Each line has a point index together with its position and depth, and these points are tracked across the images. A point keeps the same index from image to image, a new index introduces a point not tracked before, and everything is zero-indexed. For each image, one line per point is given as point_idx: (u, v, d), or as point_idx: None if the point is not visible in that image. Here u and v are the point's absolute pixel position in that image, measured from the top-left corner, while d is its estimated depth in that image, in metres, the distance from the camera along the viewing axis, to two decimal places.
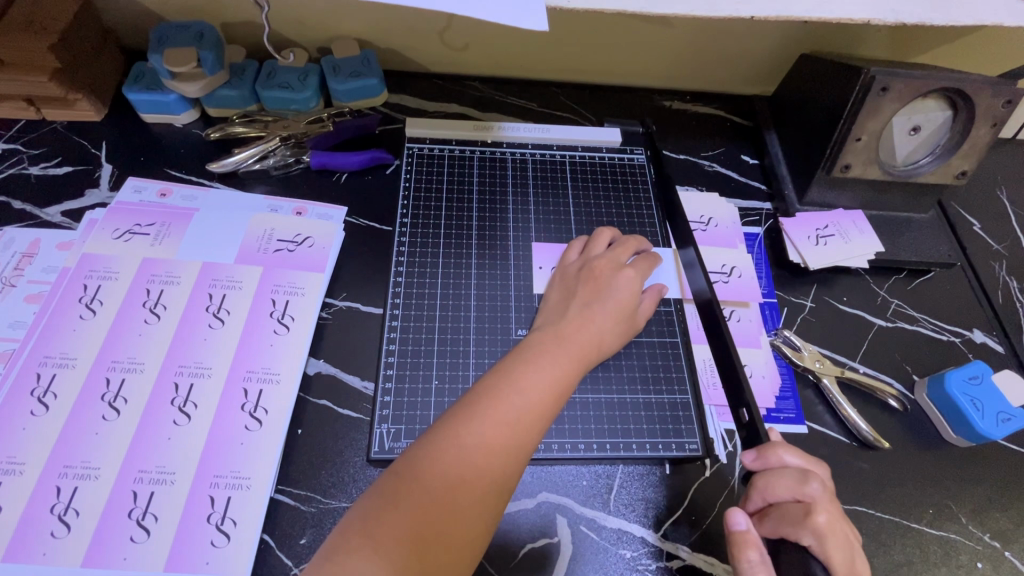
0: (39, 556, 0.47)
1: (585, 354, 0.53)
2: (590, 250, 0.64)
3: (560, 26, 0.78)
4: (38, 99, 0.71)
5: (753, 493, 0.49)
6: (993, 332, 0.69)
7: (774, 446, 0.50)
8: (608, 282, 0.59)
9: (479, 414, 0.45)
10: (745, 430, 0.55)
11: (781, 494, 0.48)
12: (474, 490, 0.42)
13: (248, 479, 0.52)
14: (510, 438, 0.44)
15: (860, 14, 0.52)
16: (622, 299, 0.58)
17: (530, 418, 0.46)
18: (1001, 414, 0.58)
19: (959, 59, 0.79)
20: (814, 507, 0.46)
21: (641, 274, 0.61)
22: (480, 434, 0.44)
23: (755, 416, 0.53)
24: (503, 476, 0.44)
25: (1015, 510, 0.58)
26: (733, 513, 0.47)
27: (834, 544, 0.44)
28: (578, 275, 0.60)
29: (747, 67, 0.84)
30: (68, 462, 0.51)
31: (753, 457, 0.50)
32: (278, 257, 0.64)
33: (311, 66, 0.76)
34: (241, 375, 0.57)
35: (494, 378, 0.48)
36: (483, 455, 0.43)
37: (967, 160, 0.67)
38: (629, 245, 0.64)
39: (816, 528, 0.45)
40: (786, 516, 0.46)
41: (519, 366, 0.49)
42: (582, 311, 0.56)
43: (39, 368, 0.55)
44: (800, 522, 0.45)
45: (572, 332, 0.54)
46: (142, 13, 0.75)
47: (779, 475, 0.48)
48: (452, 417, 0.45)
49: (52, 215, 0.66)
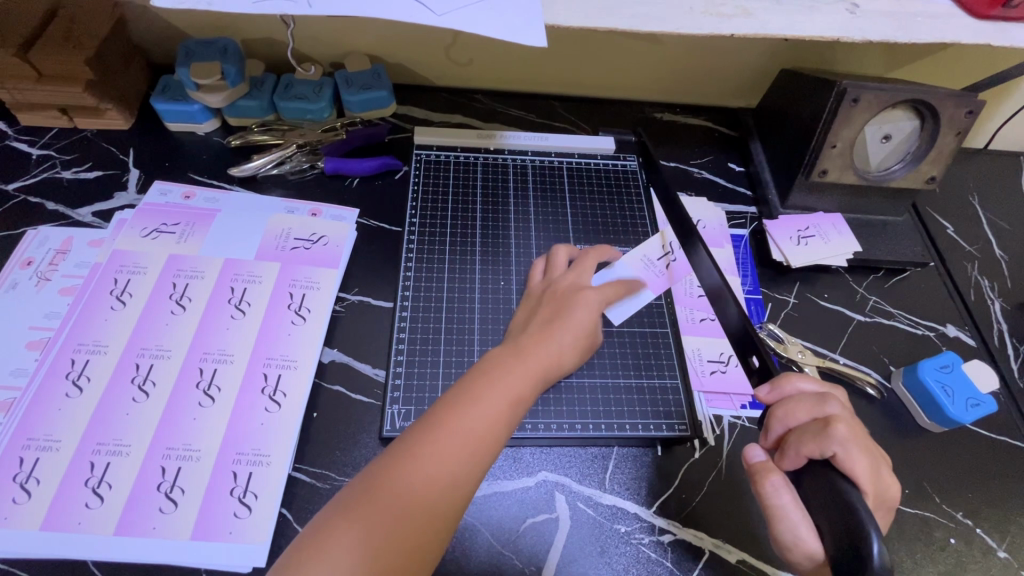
0: (75, 524, 0.51)
1: (544, 369, 0.53)
2: (552, 271, 0.66)
3: (558, 43, 0.84)
4: (72, 109, 0.76)
5: (773, 422, 0.49)
6: (965, 327, 0.73)
7: (789, 376, 0.51)
8: (569, 300, 0.60)
9: (433, 432, 0.45)
10: (757, 375, 0.58)
11: (800, 417, 0.47)
12: (426, 509, 0.43)
13: (268, 456, 0.56)
14: (463, 454, 0.45)
15: (830, 32, 0.57)
16: (582, 319, 0.58)
17: (486, 434, 0.46)
18: (970, 400, 0.62)
19: (929, 72, 0.85)
20: (834, 418, 0.45)
21: (601, 295, 0.62)
22: (433, 453, 0.44)
23: (766, 359, 0.56)
24: (455, 493, 0.44)
25: (986, 490, 0.62)
26: (750, 448, 0.49)
27: (856, 453, 0.43)
28: (542, 295, 0.62)
29: (733, 82, 0.89)
30: (102, 439, 0.55)
31: (768, 389, 0.51)
32: (296, 254, 0.69)
33: (325, 79, 0.81)
34: (262, 361, 0.61)
35: (451, 393, 0.48)
36: (435, 474, 0.44)
37: (936, 166, 0.72)
38: (589, 262, 0.65)
39: (838, 437, 0.43)
40: (807, 431, 0.45)
41: (486, 374, 0.50)
42: (543, 328, 0.57)
43: (73, 354, 0.59)
44: (824, 436, 0.44)
45: (531, 346, 0.54)
46: (169, 29, 0.80)
47: (798, 401, 0.48)
48: (415, 429, 0.46)
49: (84, 216, 0.71)
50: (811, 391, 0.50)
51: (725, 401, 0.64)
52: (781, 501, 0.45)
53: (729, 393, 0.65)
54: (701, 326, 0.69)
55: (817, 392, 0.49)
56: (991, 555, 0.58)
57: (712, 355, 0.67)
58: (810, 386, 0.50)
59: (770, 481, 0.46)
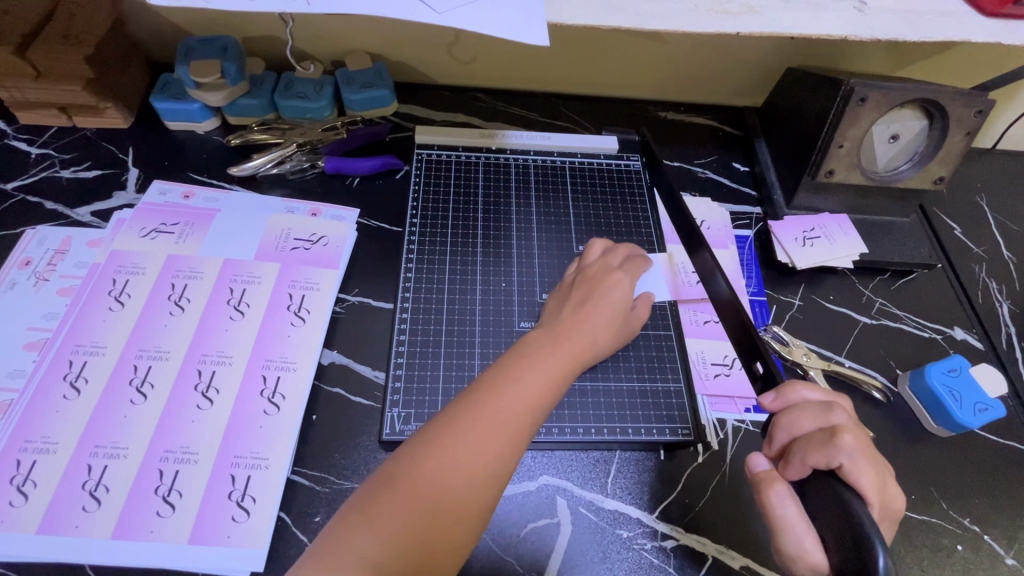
0: (72, 528, 0.51)
1: (578, 356, 0.53)
2: (585, 258, 0.65)
3: (561, 41, 0.83)
4: (71, 108, 0.76)
5: (777, 431, 0.48)
6: (972, 329, 0.72)
7: (794, 384, 0.50)
8: (599, 285, 0.60)
9: (468, 418, 0.44)
10: (762, 381, 0.57)
11: (806, 426, 0.47)
12: (462, 495, 0.42)
13: (267, 459, 0.55)
14: (500, 438, 0.44)
15: (838, 30, 0.56)
16: (615, 301, 0.59)
17: (520, 420, 0.45)
18: (979, 404, 0.61)
19: (937, 71, 0.84)
20: (842, 428, 0.44)
21: (631, 277, 0.62)
22: (464, 438, 0.43)
23: (769, 365, 0.55)
24: (487, 480, 0.43)
25: (994, 496, 0.61)
26: (755, 457, 0.48)
27: (863, 463, 0.42)
28: (574, 281, 0.62)
29: (738, 81, 0.88)
30: (99, 442, 0.55)
31: (773, 398, 0.50)
32: (295, 255, 0.68)
33: (326, 78, 0.80)
34: (260, 363, 0.60)
35: (484, 377, 0.48)
36: (466, 459, 0.43)
37: (944, 167, 0.71)
38: (621, 252, 0.65)
39: (845, 447, 0.43)
40: (812, 441, 0.44)
41: (518, 360, 0.49)
42: (574, 316, 0.56)
43: (71, 356, 0.59)
44: (830, 445, 0.43)
45: (566, 333, 0.54)
46: (169, 27, 0.80)
47: (804, 409, 0.47)
48: (449, 414, 0.45)
49: (82, 216, 0.71)
50: (815, 400, 0.49)
51: (729, 404, 0.63)
52: (785, 511, 0.44)
53: (733, 396, 0.64)
54: (705, 329, 0.69)
55: (822, 401, 0.49)
56: (998, 563, 0.57)
57: (716, 358, 0.67)
58: (816, 395, 0.49)
59: (775, 491, 0.45)
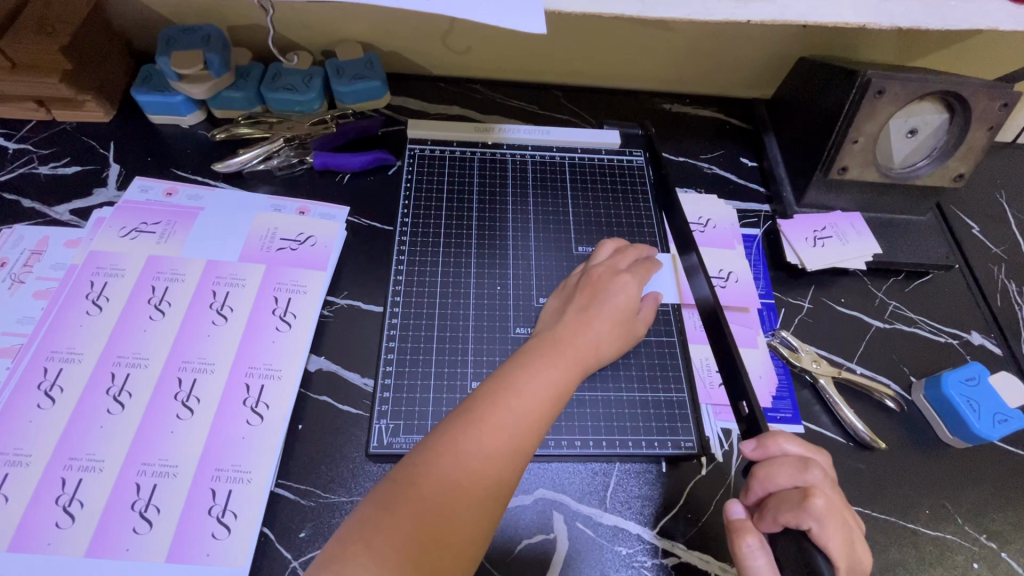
0: (44, 546, 0.48)
1: (581, 362, 0.50)
2: (592, 260, 0.62)
3: (561, 29, 0.79)
4: (49, 101, 0.73)
5: (753, 482, 0.46)
6: (990, 334, 0.69)
7: (775, 434, 0.47)
8: (604, 287, 0.57)
9: (470, 427, 0.42)
10: (745, 423, 0.54)
11: (781, 482, 0.45)
12: (467, 507, 0.40)
13: (249, 473, 0.53)
14: (503, 447, 0.42)
15: (854, 18, 0.52)
16: (620, 305, 0.56)
17: (524, 429, 0.43)
18: (997, 416, 0.58)
19: (957, 62, 0.80)
20: (813, 492, 0.43)
21: (639, 281, 0.59)
22: (465, 448, 0.41)
23: (754, 407, 0.52)
24: (490, 490, 0.41)
25: (1013, 511, 0.58)
26: (732, 504, 0.47)
27: (832, 528, 0.42)
28: (577, 283, 0.59)
29: (746, 71, 0.85)
30: (74, 454, 0.52)
31: (753, 446, 0.47)
32: (281, 256, 0.65)
33: (315, 69, 0.77)
34: (243, 370, 0.58)
35: (485, 385, 0.45)
36: (467, 475, 0.40)
37: (964, 163, 0.68)
38: (630, 254, 0.62)
39: (815, 512, 0.42)
40: (786, 500, 0.43)
41: (519, 367, 0.47)
42: (577, 320, 0.54)
43: (46, 362, 0.56)
44: (801, 509, 0.42)
45: (567, 337, 0.51)
46: (151, 15, 0.76)
47: (779, 464, 0.45)
48: (451, 423, 0.43)
49: (60, 214, 0.68)
50: (794, 454, 0.46)
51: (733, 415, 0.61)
52: (757, 563, 0.43)
53: None
54: None
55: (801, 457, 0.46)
56: None
57: None
58: (795, 448, 0.47)
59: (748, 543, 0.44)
